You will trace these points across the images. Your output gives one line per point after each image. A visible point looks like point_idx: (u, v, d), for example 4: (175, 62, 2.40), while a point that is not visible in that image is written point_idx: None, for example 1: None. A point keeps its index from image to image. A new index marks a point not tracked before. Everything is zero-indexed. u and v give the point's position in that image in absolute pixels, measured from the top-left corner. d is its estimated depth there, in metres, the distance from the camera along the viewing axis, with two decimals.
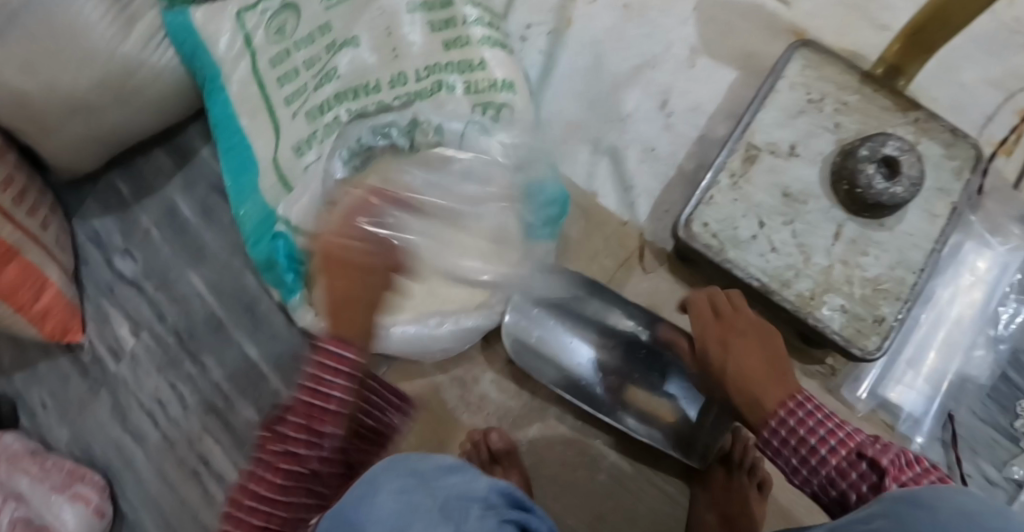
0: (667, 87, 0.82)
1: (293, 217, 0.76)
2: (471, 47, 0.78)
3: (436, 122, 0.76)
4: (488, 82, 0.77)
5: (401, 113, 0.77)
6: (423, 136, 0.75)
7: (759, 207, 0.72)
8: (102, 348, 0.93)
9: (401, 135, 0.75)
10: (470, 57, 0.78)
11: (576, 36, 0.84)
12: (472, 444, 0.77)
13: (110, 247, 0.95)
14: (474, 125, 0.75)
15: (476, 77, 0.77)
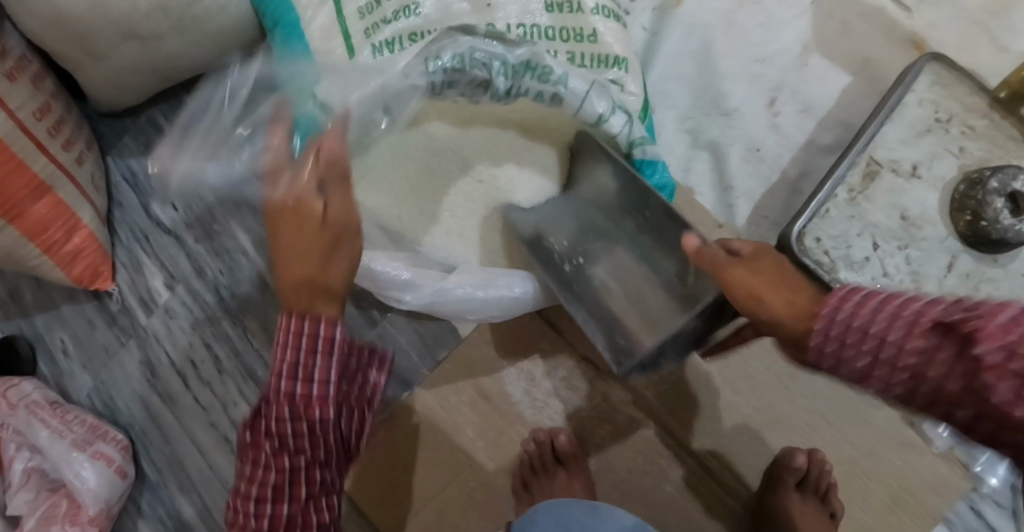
0: (778, 84, 0.78)
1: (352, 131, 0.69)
2: (583, 14, 0.70)
3: (558, 73, 0.66)
4: (597, 58, 0.71)
5: (514, 49, 0.66)
6: (528, 79, 0.67)
7: (875, 227, 0.68)
8: (132, 298, 0.87)
9: (501, 75, 0.67)
10: (582, 26, 0.71)
11: (685, 17, 0.79)
12: (535, 444, 0.73)
13: (147, 190, 0.88)
14: (599, 85, 0.66)
15: (582, 50, 0.71)
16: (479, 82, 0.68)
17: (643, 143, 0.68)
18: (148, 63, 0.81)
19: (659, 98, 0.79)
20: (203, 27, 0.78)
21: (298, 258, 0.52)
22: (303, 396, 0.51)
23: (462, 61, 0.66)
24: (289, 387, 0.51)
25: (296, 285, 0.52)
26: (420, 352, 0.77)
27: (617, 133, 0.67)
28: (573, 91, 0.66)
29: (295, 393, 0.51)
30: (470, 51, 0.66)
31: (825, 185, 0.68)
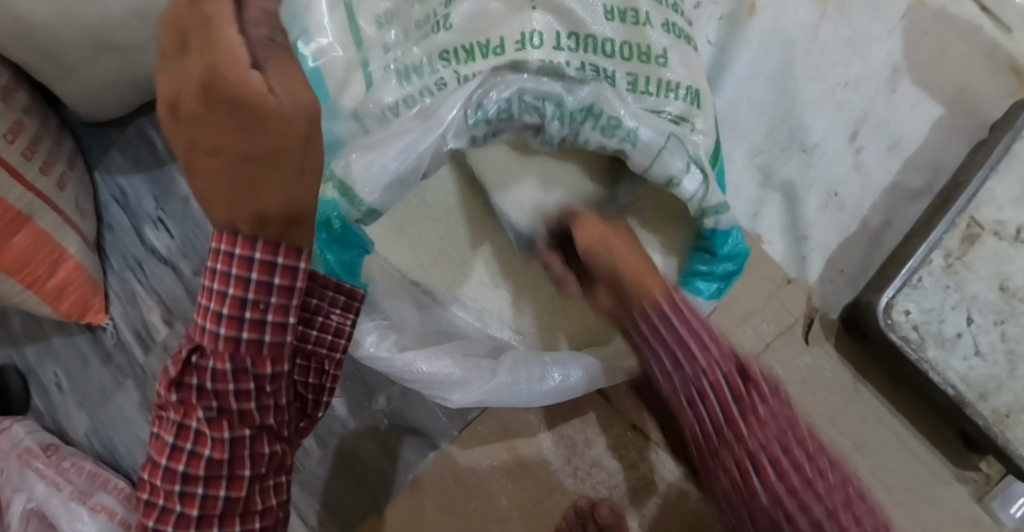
0: (864, 113, 0.68)
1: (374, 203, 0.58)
2: (645, 29, 0.58)
3: (626, 124, 0.57)
4: (663, 84, 0.59)
5: (579, 90, 0.57)
6: (588, 129, 0.59)
7: (972, 299, 0.60)
8: (128, 333, 0.78)
9: (557, 119, 0.59)
10: (646, 46, 0.58)
11: (759, 31, 0.68)
12: (575, 516, 0.67)
13: (139, 214, 0.78)
14: (673, 138, 0.58)
15: (647, 75, 0.59)
16: (530, 127, 0.60)
17: (718, 212, 0.59)
18: (129, 77, 0.70)
19: (727, 126, 0.69)
20: None
21: (235, 164, 0.40)
22: (255, 290, 0.44)
23: (509, 109, 0.58)
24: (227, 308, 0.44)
25: (271, 175, 0.41)
26: (449, 412, 0.70)
27: (691, 196, 0.59)
28: (643, 145, 0.58)
29: (229, 295, 0.44)
30: (520, 95, 0.58)
31: (920, 248, 0.60)
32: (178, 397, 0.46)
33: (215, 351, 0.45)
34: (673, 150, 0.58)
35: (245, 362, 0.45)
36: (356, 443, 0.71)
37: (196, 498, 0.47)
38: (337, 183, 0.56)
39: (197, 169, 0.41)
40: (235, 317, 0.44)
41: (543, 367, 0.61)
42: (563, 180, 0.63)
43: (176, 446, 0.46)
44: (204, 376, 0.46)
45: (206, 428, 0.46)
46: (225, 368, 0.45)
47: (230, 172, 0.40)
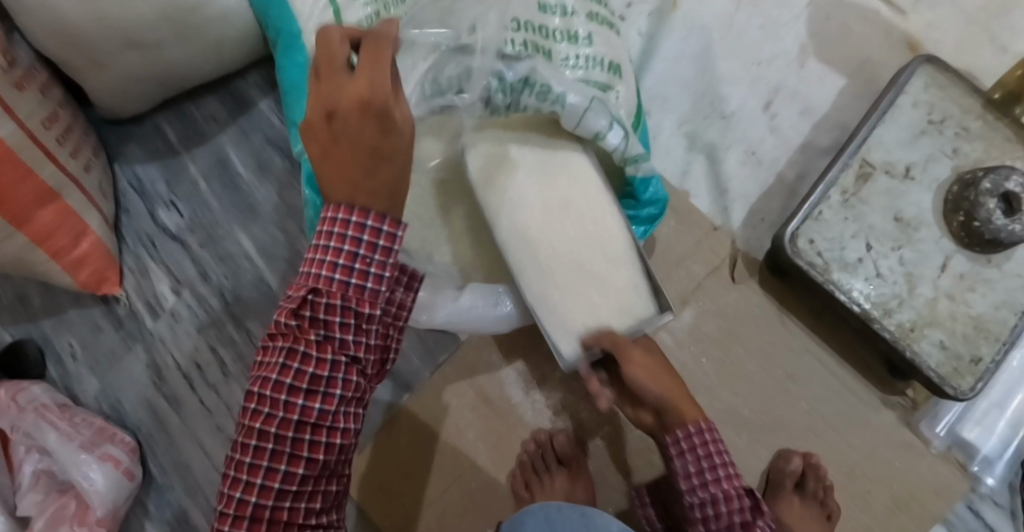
0: (775, 86, 0.78)
1: None
2: (573, 17, 0.69)
3: (555, 90, 0.65)
4: (590, 59, 0.69)
5: (513, 64, 0.65)
6: (526, 96, 0.66)
7: (870, 229, 0.69)
8: (138, 302, 0.88)
9: (500, 92, 0.66)
10: (574, 29, 0.69)
11: (682, 20, 0.80)
12: (535, 446, 0.74)
13: (153, 197, 0.88)
14: (598, 100, 0.65)
15: (580, 52, 0.69)
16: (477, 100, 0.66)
17: (636, 162, 0.69)
18: (149, 72, 0.82)
19: (657, 102, 0.79)
20: (207, 33, 0.80)
21: (353, 159, 0.47)
22: (367, 247, 0.48)
23: (460, 82, 0.66)
24: (341, 257, 0.48)
25: (375, 171, 0.47)
26: (421, 356, 0.78)
27: (615, 148, 0.67)
28: (571, 108, 0.65)
29: (344, 248, 0.48)
30: (468, 70, 0.65)
31: (818, 187, 0.69)
32: (292, 326, 0.50)
33: (326, 292, 0.49)
34: (598, 111, 0.65)
35: (351, 302, 0.50)
36: None
37: (292, 423, 0.51)
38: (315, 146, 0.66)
39: (316, 145, 0.48)
40: (348, 266, 0.49)
41: (489, 297, 0.71)
42: (572, 209, 0.68)
43: (279, 380, 0.50)
44: (316, 313, 0.50)
45: (309, 362, 0.50)
46: (336, 307, 0.49)
47: (344, 158, 0.47)
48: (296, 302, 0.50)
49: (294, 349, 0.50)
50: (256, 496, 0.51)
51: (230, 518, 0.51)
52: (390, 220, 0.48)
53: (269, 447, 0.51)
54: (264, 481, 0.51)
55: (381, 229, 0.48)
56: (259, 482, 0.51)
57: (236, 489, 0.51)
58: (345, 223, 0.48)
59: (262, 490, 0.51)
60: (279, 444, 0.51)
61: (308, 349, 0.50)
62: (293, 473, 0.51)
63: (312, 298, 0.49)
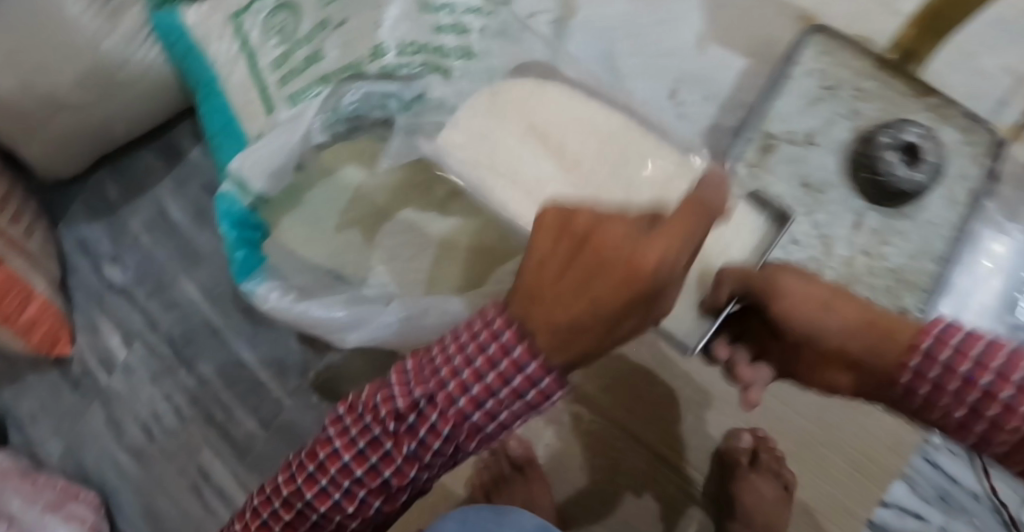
0: (680, 75, 0.81)
1: (248, 178, 0.66)
2: (469, 35, 0.73)
3: (446, 101, 0.73)
4: (484, 72, 0.74)
5: (408, 84, 0.71)
6: (423, 111, 0.73)
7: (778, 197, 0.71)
8: (93, 361, 0.88)
9: (399, 110, 0.72)
10: (469, 45, 0.73)
11: (583, 24, 0.82)
12: (490, 452, 0.74)
13: (98, 254, 0.90)
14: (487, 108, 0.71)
15: (475, 67, 0.73)
16: (379, 121, 0.73)
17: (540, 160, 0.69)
18: (85, 131, 0.84)
19: None
20: (132, 89, 0.82)
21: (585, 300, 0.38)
22: (511, 365, 0.39)
23: (362, 110, 0.71)
24: (472, 389, 0.40)
25: (578, 317, 0.37)
26: None
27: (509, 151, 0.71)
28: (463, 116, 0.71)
29: (487, 351, 0.39)
30: (367, 96, 0.70)
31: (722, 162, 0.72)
32: (390, 425, 0.42)
33: (440, 413, 0.41)
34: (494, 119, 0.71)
35: (461, 434, 0.42)
36: None
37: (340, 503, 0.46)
38: (234, 178, 0.66)
39: (534, 253, 0.40)
40: (477, 375, 0.40)
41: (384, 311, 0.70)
42: (591, 143, 0.70)
43: (348, 464, 0.44)
44: (418, 426, 0.41)
45: (387, 462, 0.43)
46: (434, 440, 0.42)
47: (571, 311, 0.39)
48: (405, 409, 0.41)
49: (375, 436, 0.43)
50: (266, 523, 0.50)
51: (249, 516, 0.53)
52: (546, 374, 0.39)
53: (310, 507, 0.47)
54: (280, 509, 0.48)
55: (535, 374, 0.39)
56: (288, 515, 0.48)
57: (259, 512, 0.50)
58: (501, 346, 0.39)
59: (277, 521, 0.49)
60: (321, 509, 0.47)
61: (398, 456, 0.43)
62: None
63: (420, 423, 0.41)
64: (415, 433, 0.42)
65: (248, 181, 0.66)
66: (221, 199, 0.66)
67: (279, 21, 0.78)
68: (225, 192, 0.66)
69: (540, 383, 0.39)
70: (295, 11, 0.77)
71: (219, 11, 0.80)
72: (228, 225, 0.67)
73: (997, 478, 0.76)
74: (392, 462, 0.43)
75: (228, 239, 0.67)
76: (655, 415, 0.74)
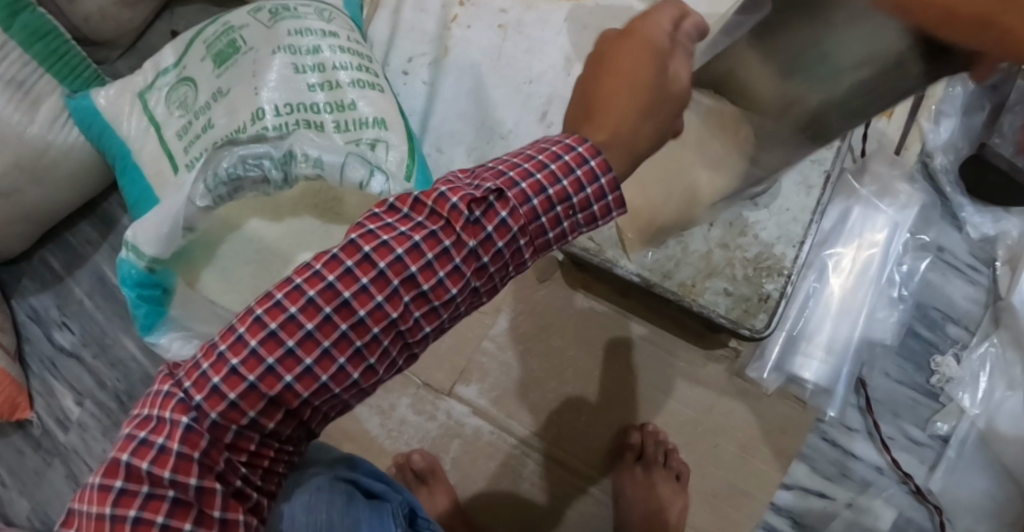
0: (550, 97, 0.86)
1: (140, 246, 0.72)
2: (340, 88, 0.80)
3: (312, 154, 0.73)
4: (358, 121, 0.79)
5: (276, 143, 0.73)
6: (297, 165, 0.73)
7: None
8: (50, 421, 0.95)
9: (272, 168, 0.73)
10: (340, 98, 0.80)
11: (455, 61, 0.88)
12: (395, 468, 0.78)
13: (48, 321, 0.97)
14: (355, 156, 0.74)
15: (346, 116, 0.79)
16: (259, 181, 0.75)
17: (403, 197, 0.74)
18: (22, 214, 0.91)
19: (444, 139, 0.87)
20: (58, 169, 0.90)
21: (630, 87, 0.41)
22: (559, 170, 0.41)
23: (237, 173, 0.73)
24: (549, 181, 0.41)
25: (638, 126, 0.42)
26: None
27: (382, 193, 0.74)
28: (331, 166, 0.74)
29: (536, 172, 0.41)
30: (240, 159, 0.72)
31: None
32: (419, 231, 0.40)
33: (515, 196, 0.40)
34: (358, 162, 0.74)
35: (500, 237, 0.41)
36: None
37: (312, 363, 0.40)
38: (131, 245, 0.73)
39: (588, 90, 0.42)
40: (541, 177, 0.41)
41: None
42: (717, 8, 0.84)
43: (347, 279, 0.39)
44: (463, 221, 0.40)
45: (411, 283, 0.41)
46: (508, 229, 0.41)
47: (610, 83, 0.41)
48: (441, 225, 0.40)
49: (440, 220, 0.40)
50: (227, 384, 0.39)
51: (196, 408, 0.39)
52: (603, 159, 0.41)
53: (313, 343, 0.40)
54: (276, 368, 0.39)
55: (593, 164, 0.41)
56: (250, 378, 0.39)
57: (212, 351, 0.39)
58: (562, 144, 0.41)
59: (255, 391, 0.39)
60: (278, 378, 0.39)
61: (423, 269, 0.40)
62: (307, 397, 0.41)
63: (475, 217, 0.40)
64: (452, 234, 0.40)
65: (138, 246, 0.72)
66: (122, 263, 0.74)
67: (182, 94, 0.87)
68: (126, 257, 0.74)
69: (599, 186, 0.41)
70: (193, 83, 0.86)
71: (129, 92, 0.90)
72: (130, 286, 0.74)
73: (896, 450, 0.78)
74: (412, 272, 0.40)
75: (130, 299, 0.75)
76: (548, 419, 0.79)
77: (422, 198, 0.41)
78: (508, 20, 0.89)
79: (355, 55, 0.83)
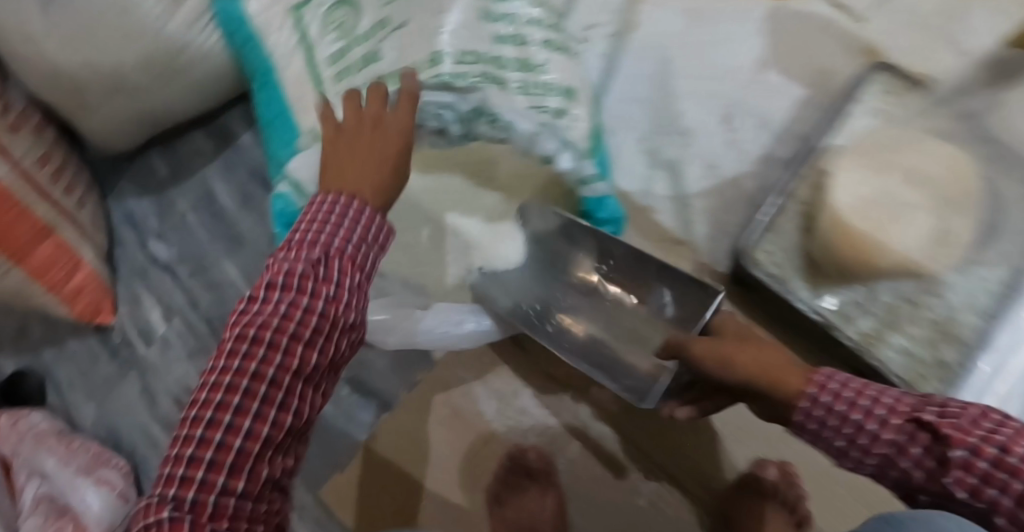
0: (736, 100, 0.80)
1: (302, 181, 0.68)
2: (529, 46, 0.73)
3: (501, 116, 0.73)
4: (547, 86, 0.72)
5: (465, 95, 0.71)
6: (482, 124, 0.74)
7: (802, 246, 0.71)
8: (133, 331, 0.91)
9: (456, 121, 0.74)
10: (528, 56, 0.73)
11: (643, 40, 0.83)
12: (508, 461, 0.76)
13: (145, 228, 0.93)
14: (547, 128, 0.72)
15: (535, 79, 0.72)
16: (434, 130, 0.75)
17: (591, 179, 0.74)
18: (139, 114, 0.86)
19: (618, 123, 0.82)
20: (189, 74, 0.84)
21: (345, 160, 0.55)
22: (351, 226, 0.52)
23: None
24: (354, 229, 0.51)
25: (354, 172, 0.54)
26: (396, 373, 0.81)
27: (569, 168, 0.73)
28: (523, 133, 0.73)
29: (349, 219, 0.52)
30: None
31: (772, 199, 0.71)
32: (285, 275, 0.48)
33: (332, 253, 0.50)
34: (548, 134, 0.73)
35: (349, 271, 0.51)
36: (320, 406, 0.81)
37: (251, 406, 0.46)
38: (291, 180, 0.69)
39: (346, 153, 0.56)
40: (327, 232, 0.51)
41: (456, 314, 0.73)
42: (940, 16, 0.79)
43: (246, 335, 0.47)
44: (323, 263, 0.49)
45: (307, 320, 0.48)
46: (347, 270, 0.50)
47: (343, 160, 0.55)
48: (296, 272, 0.48)
49: (294, 287, 0.48)
50: (217, 455, 0.46)
51: (198, 482, 0.45)
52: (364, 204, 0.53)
53: (258, 397, 0.47)
54: (233, 420, 0.46)
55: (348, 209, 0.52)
56: (221, 434, 0.46)
57: (190, 442, 0.46)
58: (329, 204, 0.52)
59: (219, 446, 0.46)
60: (238, 416, 0.46)
61: (303, 308, 0.48)
62: (279, 426, 0.48)
63: (320, 258, 0.49)
64: (304, 274, 0.48)
65: (303, 183, 0.68)
66: (277, 198, 0.69)
67: (338, 16, 0.75)
68: (282, 192, 0.69)
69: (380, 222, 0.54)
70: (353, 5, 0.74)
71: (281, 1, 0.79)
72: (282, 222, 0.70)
73: None
74: (298, 309, 0.48)
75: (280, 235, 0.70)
76: (673, 437, 0.76)
77: (263, 285, 0.49)
78: (699, 5, 0.83)
79: (546, 12, 0.75)
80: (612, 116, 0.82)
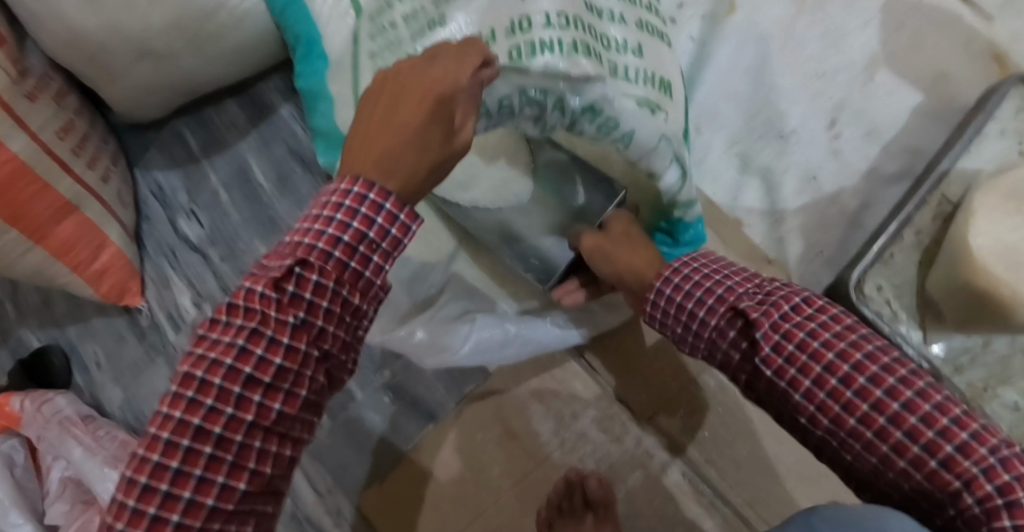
0: (841, 102, 0.73)
1: None
2: (627, 26, 0.59)
3: (617, 114, 0.57)
4: (648, 79, 0.59)
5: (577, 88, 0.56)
6: (586, 122, 0.58)
7: (911, 283, 0.65)
8: (161, 315, 0.85)
9: (557, 111, 0.58)
10: (628, 37, 0.59)
11: (739, 25, 0.75)
12: (565, 485, 0.70)
13: (173, 205, 0.86)
14: (667, 140, 0.59)
15: (637, 67, 0.59)
16: (529, 117, 0.60)
17: (687, 207, 0.64)
18: (166, 80, 0.77)
19: (707, 119, 0.74)
20: (224, 39, 0.75)
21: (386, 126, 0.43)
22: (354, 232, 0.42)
23: (509, 103, 0.58)
24: (340, 234, 0.42)
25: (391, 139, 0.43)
26: (446, 387, 0.75)
27: (672, 187, 0.62)
28: (637, 146, 0.58)
29: (349, 226, 0.42)
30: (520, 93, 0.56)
31: (892, 226, 0.65)
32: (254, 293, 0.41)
33: (312, 263, 0.42)
34: (659, 150, 0.59)
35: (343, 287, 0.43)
36: (362, 414, 0.76)
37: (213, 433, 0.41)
38: None
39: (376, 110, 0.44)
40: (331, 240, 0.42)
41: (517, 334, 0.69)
42: None
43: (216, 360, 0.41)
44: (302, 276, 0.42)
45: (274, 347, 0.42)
46: (327, 289, 0.42)
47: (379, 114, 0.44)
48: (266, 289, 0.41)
49: (256, 313, 0.41)
50: (164, 506, 0.41)
51: (152, 512, 0.41)
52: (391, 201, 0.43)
53: (213, 434, 0.41)
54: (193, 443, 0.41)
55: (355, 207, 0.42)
56: (165, 488, 0.41)
57: (135, 488, 0.41)
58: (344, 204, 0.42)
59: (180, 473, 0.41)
60: (198, 441, 0.41)
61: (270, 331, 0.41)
62: (241, 466, 0.42)
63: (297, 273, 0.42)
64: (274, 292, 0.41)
65: None
66: None
67: None
68: None
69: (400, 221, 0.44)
70: None
71: None
72: None
73: None
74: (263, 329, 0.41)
75: None
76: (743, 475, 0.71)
77: (226, 307, 0.42)
78: None
79: None
80: (699, 110, 0.75)
